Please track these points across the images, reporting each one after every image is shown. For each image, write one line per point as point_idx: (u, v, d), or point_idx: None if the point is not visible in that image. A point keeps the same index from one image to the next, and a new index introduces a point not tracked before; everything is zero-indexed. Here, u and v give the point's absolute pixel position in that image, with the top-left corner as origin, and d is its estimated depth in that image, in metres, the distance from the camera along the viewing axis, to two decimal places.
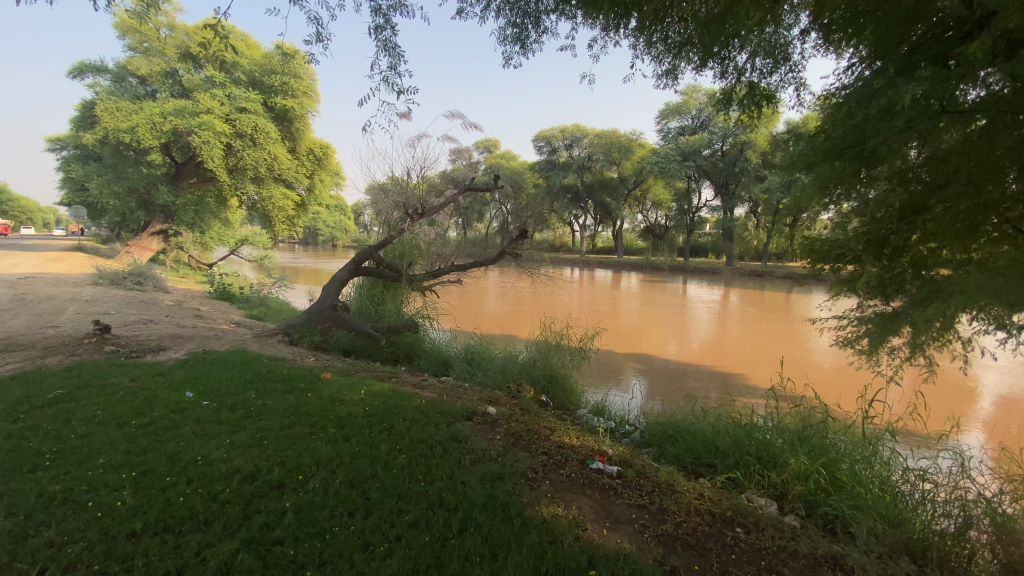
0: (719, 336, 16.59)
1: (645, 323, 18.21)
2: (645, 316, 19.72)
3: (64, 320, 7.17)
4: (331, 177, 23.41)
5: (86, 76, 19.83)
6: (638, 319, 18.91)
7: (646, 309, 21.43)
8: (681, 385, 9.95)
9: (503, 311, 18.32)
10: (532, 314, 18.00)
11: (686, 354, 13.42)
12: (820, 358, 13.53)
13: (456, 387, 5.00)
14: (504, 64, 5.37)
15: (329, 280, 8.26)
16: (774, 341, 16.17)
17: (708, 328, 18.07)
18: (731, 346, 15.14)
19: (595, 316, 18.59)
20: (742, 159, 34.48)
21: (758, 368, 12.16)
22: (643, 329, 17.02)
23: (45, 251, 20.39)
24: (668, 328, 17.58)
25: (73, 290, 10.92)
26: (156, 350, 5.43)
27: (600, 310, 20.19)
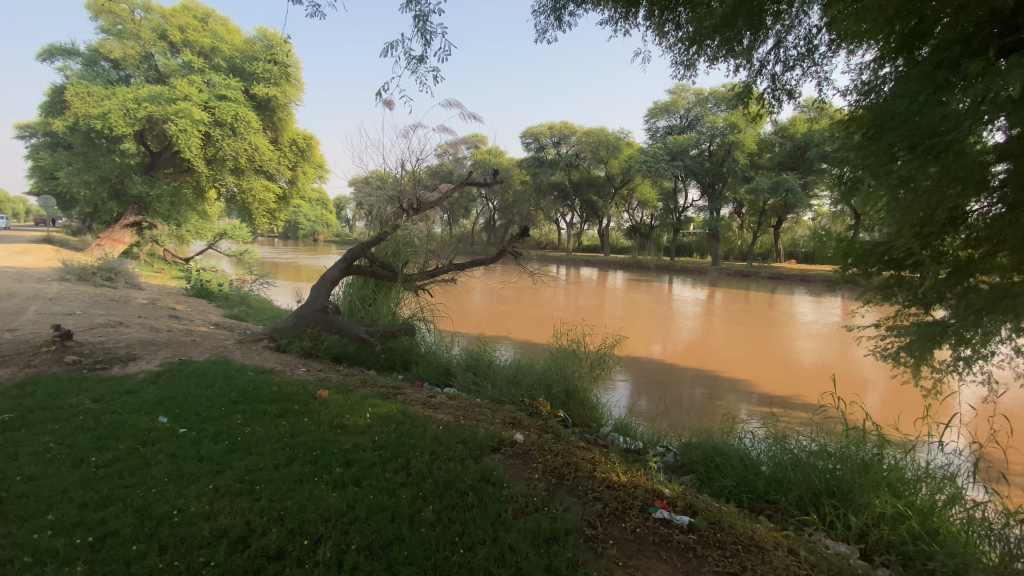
0: (706, 336, 16.37)
1: (631, 322, 17.94)
2: (631, 315, 19.43)
3: (23, 322, 6.41)
4: (314, 169, 22.45)
5: (56, 58, 18.65)
6: (625, 318, 18.62)
7: (632, 308, 21.12)
8: (677, 389, 9.56)
9: (488, 310, 17.83)
10: (517, 313, 17.53)
11: (672, 354, 13.07)
12: (807, 361, 13.40)
13: (470, 404, 4.48)
14: (538, 38, 4.85)
15: (320, 280, 7.62)
16: (760, 342, 16.03)
17: (695, 328, 17.86)
18: (718, 347, 14.89)
19: (580, 315, 18.23)
20: (730, 159, 34.48)
21: (747, 369, 11.94)
22: (630, 328, 16.72)
23: (10, 242, 19.22)
24: (655, 327, 17.29)
25: (35, 287, 10.02)
26: (125, 361, 4.75)
27: (587, 309, 19.82)
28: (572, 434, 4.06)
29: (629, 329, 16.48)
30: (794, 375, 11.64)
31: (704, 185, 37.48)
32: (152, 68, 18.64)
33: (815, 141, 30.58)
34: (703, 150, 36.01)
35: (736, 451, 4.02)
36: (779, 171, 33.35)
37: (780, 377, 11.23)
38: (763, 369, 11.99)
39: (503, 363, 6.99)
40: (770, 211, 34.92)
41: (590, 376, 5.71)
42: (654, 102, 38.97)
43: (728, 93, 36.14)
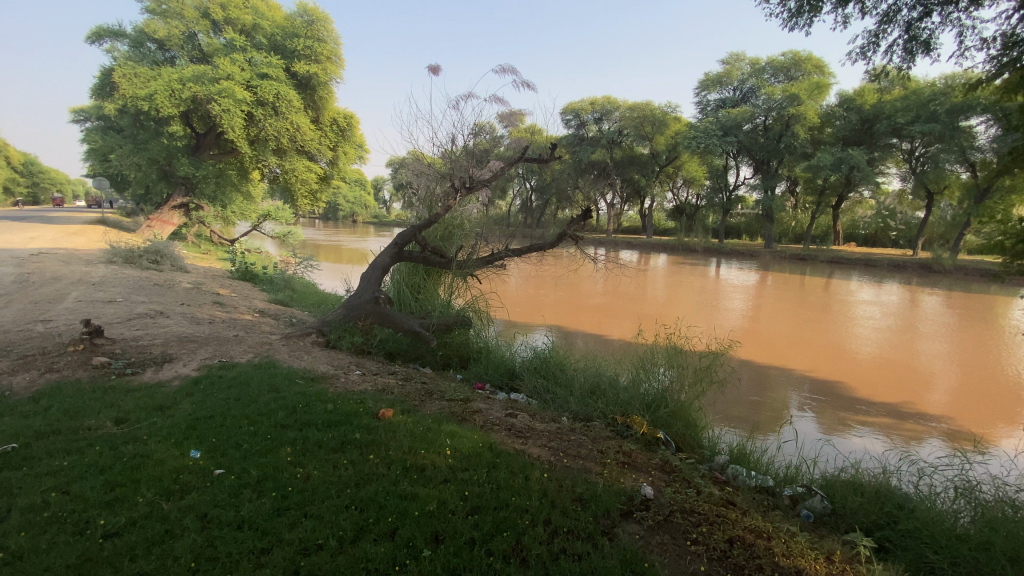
0: (752, 321, 15.48)
1: (671, 305, 17.19)
2: (674, 299, 18.55)
3: (62, 312, 6.00)
4: (355, 150, 21.77)
5: (103, 40, 18.62)
6: (665, 301, 17.82)
7: (676, 291, 20.16)
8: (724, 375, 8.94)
9: (525, 294, 17.28)
10: (555, 298, 16.82)
11: (715, 340, 12.25)
12: (863, 349, 12.42)
13: (559, 426, 3.70)
14: None
15: (370, 268, 6.85)
16: (812, 328, 15.01)
17: (743, 312, 16.90)
18: (764, 331, 14.05)
19: (618, 299, 17.55)
20: (789, 134, 32.01)
21: (796, 356, 11.18)
22: (671, 312, 15.98)
23: (68, 223, 19.60)
24: (700, 311, 16.40)
25: (81, 270, 9.81)
26: (159, 363, 4.15)
27: (626, 293, 19.01)
28: (699, 476, 3.19)
29: (670, 313, 15.74)
30: (849, 363, 10.80)
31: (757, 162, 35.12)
32: (196, 48, 18.41)
33: (888, 112, 27.61)
34: (758, 124, 33.58)
35: (925, 511, 3.05)
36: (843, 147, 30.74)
37: (833, 366, 10.44)
38: (815, 357, 11.18)
39: (572, 362, 6.18)
40: (832, 190, 32.38)
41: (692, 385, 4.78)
42: (706, 73, 36.55)
43: (787, 63, 33.48)
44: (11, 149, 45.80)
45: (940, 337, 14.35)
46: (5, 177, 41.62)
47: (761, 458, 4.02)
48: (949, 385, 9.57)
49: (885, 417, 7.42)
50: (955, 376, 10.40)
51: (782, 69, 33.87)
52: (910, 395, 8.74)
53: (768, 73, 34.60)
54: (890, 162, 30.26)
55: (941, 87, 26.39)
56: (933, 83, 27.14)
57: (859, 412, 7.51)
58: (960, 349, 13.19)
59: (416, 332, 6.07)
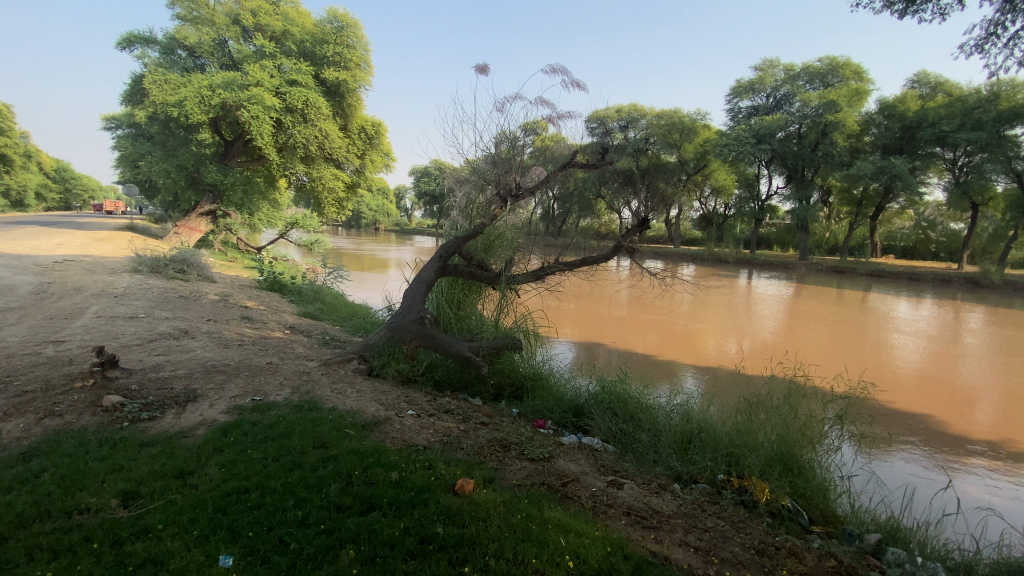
0: (780, 333, 14.91)
1: (697, 317, 16.53)
2: (700, 311, 17.85)
3: (78, 331, 5.42)
4: (382, 158, 21.22)
5: (135, 47, 18.59)
6: (691, 313, 17.14)
7: (702, 302, 19.43)
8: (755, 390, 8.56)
9: (547, 305, 16.90)
10: (577, 309, 16.37)
11: (739, 355, 11.80)
12: (900, 362, 11.79)
13: (681, 502, 2.94)
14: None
15: (413, 283, 6.03)
16: (844, 340, 14.30)
17: (773, 324, 16.21)
18: (794, 344, 13.40)
19: (641, 310, 16.89)
20: (825, 142, 30.60)
21: (830, 372, 10.60)
22: (698, 324, 15.33)
23: (97, 230, 19.53)
24: (727, 324, 15.73)
25: (105, 279, 9.35)
26: (181, 402, 3.49)
27: (650, 305, 18.31)
28: None
29: (697, 326, 15.08)
30: (889, 379, 10.17)
31: (791, 171, 33.80)
32: (226, 55, 18.27)
33: (932, 118, 25.98)
34: (792, 132, 32.33)
35: None
36: (883, 155, 29.14)
37: (871, 381, 9.86)
38: (850, 373, 10.57)
39: (643, 394, 5.44)
40: (870, 200, 30.92)
41: (823, 442, 3.91)
42: (738, 79, 35.48)
43: (824, 69, 32.21)
44: (46, 155, 46.81)
45: (983, 352, 13.57)
46: (41, 183, 42.63)
47: (927, 536, 3.20)
48: (996, 402, 8.93)
49: (932, 436, 6.90)
50: (1002, 391, 9.75)
51: (818, 76, 32.57)
52: (958, 410, 8.15)
53: (803, 79, 33.36)
54: (934, 173, 28.35)
55: (988, 93, 24.76)
56: (979, 90, 25.69)
57: (906, 430, 7.03)
58: (1004, 363, 12.42)
59: (467, 358, 5.31)
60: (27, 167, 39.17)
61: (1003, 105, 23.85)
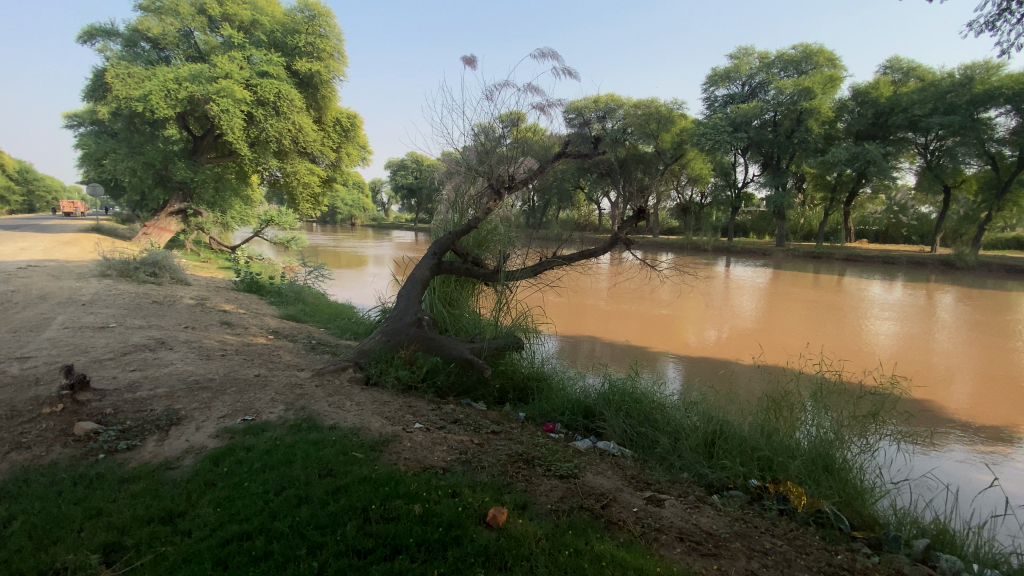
0: (758, 318, 15.06)
1: (676, 305, 16.62)
2: (678, 299, 17.95)
3: (43, 345, 4.93)
4: (359, 152, 20.43)
5: (94, 40, 17.57)
6: (670, 301, 17.24)
7: (680, 287, 19.51)
8: (736, 378, 8.70)
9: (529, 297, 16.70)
10: (558, 301, 16.22)
11: (720, 342, 11.85)
12: (872, 343, 12.11)
13: (727, 519, 2.71)
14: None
15: (408, 282, 5.65)
16: (820, 324, 14.56)
17: (750, 309, 16.44)
18: (773, 329, 13.53)
19: (620, 300, 16.87)
20: (801, 129, 30.57)
21: (806, 355, 10.80)
22: (678, 311, 15.41)
23: (60, 232, 18.55)
24: (707, 311, 15.82)
25: (71, 286, 8.74)
26: (164, 426, 3.11)
27: (630, 294, 18.29)
28: None
29: (677, 313, 15.14)
30: (863, 360, 10.44)
31: (767, 158, 34.14)
32: (192, 47, 17.41)
33: (904, 104, 26.45)
34: (768, 120, 32.61)
35: None
36: (856, 142, 29.57)
37: (846, 362, 10.10)
38: (829, 356, 10.71)
39: (653, 391, 5.22)
40: (844, 186, 31.44)
41: (854, 441, 3.75)
42: (714, 68, 35.53)
43: (798, 56, 32.50)
44: (2, 155, 44.69)
45: (950, 330, 14.06)
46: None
47: (979, 541, 3.05)
48: (968, 380, 9.14)
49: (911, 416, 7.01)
50: (973, 369, 10.00)
51: (793, 63, 32.88)
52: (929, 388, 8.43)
53: (777, 67, 33.60)
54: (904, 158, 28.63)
55: (957, 78, 25.23)
56: (948, 76, 26.20)
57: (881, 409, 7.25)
58: (973, 341, 12.77)
59: (469, 360, 5.01)
60: None
61: (971, 90, 24.35)
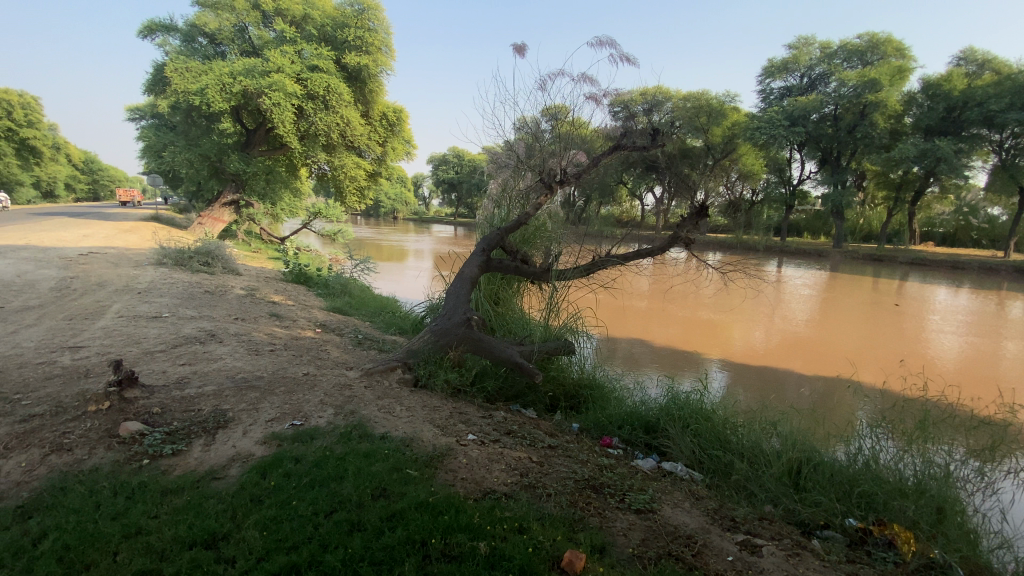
0: (808, 322, 14.29)
1: (719, 307, 15.96)
2: (722, 300, 17.25)
3: (97, 335, 4.97)
4: (404, 146, 20.39)
5: (156, 35, 18.23)
6: (713, 301, 16.57)
7: (724, 286, 18.74)
8: (784, 390, 8.32)
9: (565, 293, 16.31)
10: (596, 299, 15.83)
11: (768, 347, 11.27)
12: (934, 353, 11.35)
13: (836, 573, 2.33)
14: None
15: (457, 279, 5.36)
16: (876, 330, 13.71)
17: (799, 313, 15.67)
18: (824, 335, 12.80)
19: (661, 300, 16.32)
20: (864, 124, 28.64)
21: (862, 365, 10.19)
22: (722, 313, 14.78)
23: (123, 220, 19.49)
24: (752, 313, 15.11)
25: (129, 273, 9.00)
26: (209, 429, 2.96)
27: (670, 293, 17.71)
28: None
29: (721, 315, 14.52)
30: (925, 372, 9.78)
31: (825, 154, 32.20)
32: (246, 42, 17.80)
33: (978, 98, 24.40)
34: (827, 113, 30.72)
35: None
36: (926, 138, 27.47)
37: (907, 375, 9.49)
38: (886, 367, 10.07)
39: (721, 406, 4.80)
40: (910, 185, 29.32)
41: (970, 481, 3.25)
42: (770, 59, 33.54)
43: (863, 46, 30.48)
44: (73, 147, 47.71)
45: (1022, 340, 13.05)
46: (69, 175, 43.50)
47: None
48: None
49: None
50: None
51: (857, 53, 30.83)
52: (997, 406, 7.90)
53: (840, 58, 31.60)
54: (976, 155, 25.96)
55: None
56: None
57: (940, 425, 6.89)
58: None
59: (519, 364, 4.70)
60: (55, 159, 39.84)
61: None
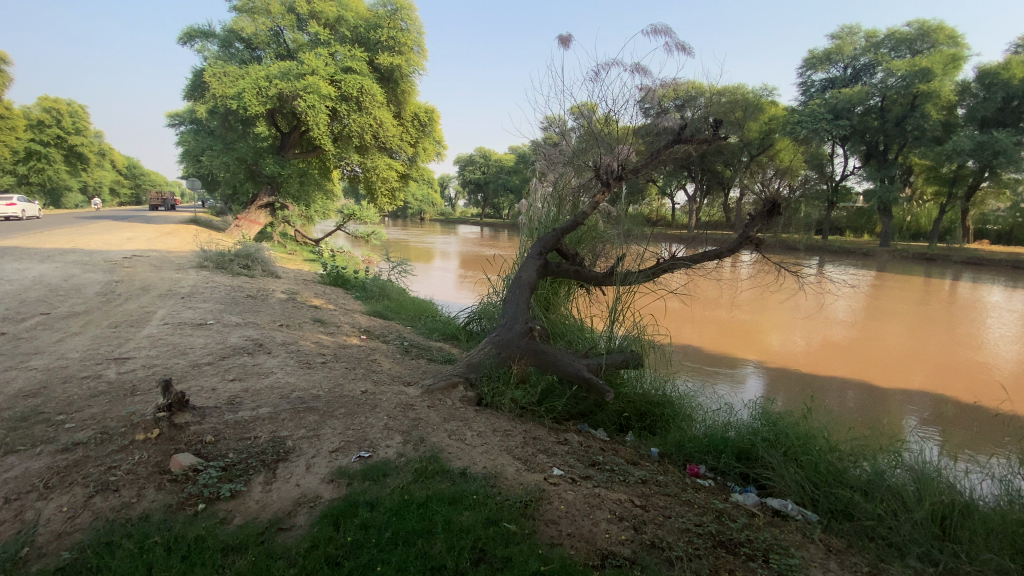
0: (848, 323, 13.54)
1: (753, 307, 15.18)
2: (755, 297, 16.51)
3: (142, 344, 4.72)
4: (435, 147, 20.08)
5: (195, 41, 18.46)
6: (745, 301, 15.86)
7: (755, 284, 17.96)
8: (827, 396, 7.80)
9: None
10: None
11: (806, 349, 10.65)
12: (988, 356, 10.59)
13: None
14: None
15: (517, 284, 4.90)
16: (923, 331, 12.91)
17: (839, 314, 14.81)
18: (866, 336, 12.10)
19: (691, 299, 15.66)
20: (915, 116, 26.99)
21: (909, 368, 9.57)
22: (755, 314, 14.14)
23: (164, 223, 19.83)
24: (787, 313, 14.40)
25: (172, 277, 8.89)
26: (269, 463, 2.59)
27: (700, 290, 17.01)
28: None
29: (755, 316, 13.80)
30: (978, 377, 9.10)
31: (870, 148, 30.46)
32: (282, 46, 17.84)
33: None
34: (872, 105, 29.00)
35: None
36: (982, 130, 25.75)
37: (960, 381, 8.82)
38: (936, 372, 9.42)
39: (821, 432, 4.26)
40: (964, 180, 27.55)
41: None
42: (812, 50, 31.97)
43: (912, 34, 28.82)
44: (117, 154, 49.57)
45: None
46: (113, 180, 45.25)
47: None
48: None
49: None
50: None
51: (906, 42, 29.16)
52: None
53: (887, 47, 29.96)
54: None
55: None
56: None
57: (997, 441, 6.36)
58: None
59: (589, 380, 4.22)
60: (100, 163, 41.48)
61: None
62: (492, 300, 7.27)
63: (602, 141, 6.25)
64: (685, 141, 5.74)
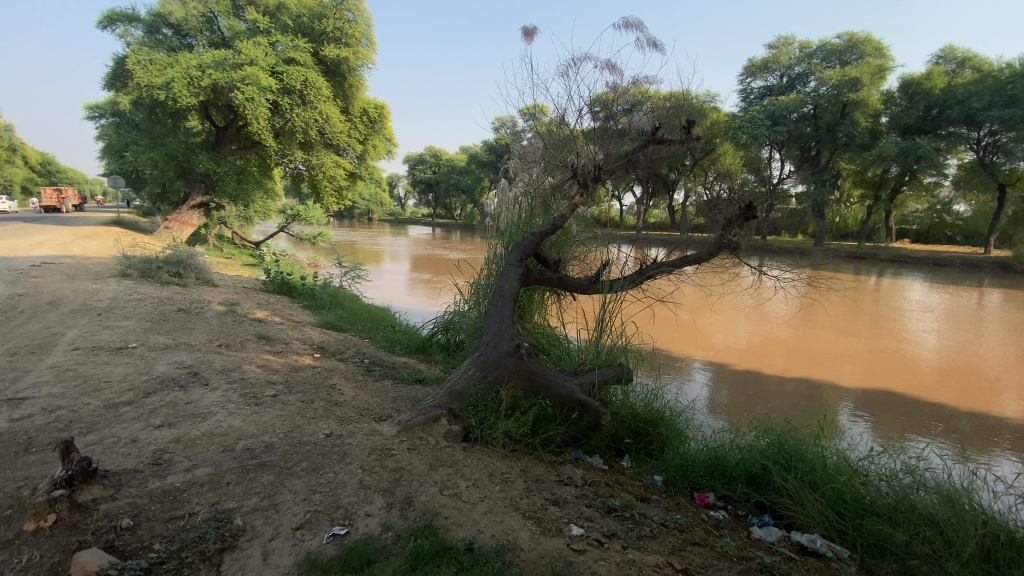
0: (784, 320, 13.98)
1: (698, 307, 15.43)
2: (698, 298, 16.83)
3: (44, 379, 3.82)
4: (385, 144, 19.14)
5: (116, 25, 16.65)
6: (689, 300, 16.12)
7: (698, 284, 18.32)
8: (770, 392, 7.85)
9: None
10: None
11: (748, 346, 10.81)
12: (909, 347, 11.17)
13: None
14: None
15: (498, 296, 4.38)
16: (853, 326, 13.49)
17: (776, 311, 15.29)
18: (802, 332, 12.50)
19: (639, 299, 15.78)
20: (846, 123, 28.55)
21: (844, 361, 9.86)
22: (699, 313, 14.36)
23: (82, 225, 17.83)
24: (729, 312, 14.72)
25: (87, 289, 7.72)
26: (211, 554, 1.96)
27: None
28: None
29: (700, 315, 13.99)
30: (905, 368, 9.48)
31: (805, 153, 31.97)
32: (215, 33, 16.37)
33: (957, 97, 24.44)
34: (807, 112, 30.42)
35: None
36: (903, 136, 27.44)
37: (889, 372, 9.15)
38: (868, 364, 9.74)
39: (827, 448, 3.98)
40: (887, 184, 29.38)
41: None
42: (751, 58, 33.22)
43: (842, 46, 30.52)
44: (27, 148, 44.83)
45: (991, 334, 13.06)
46: (22, 177, 40.87)
47: None
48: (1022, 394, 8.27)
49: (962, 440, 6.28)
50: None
51: (836, 53, 30.85)
52: (976, 406, 7.66)
53: (819, 58, 31.57)
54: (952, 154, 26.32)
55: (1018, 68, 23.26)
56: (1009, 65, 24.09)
57: (928, 431, 6.53)
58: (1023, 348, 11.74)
59: (584, 403, 3.76)
60: (6, 158, 37.36)
61: None
62: (462, 309, 6.68)
63: (575, 140, 5.78)
64: (655, 146, 5.26)
